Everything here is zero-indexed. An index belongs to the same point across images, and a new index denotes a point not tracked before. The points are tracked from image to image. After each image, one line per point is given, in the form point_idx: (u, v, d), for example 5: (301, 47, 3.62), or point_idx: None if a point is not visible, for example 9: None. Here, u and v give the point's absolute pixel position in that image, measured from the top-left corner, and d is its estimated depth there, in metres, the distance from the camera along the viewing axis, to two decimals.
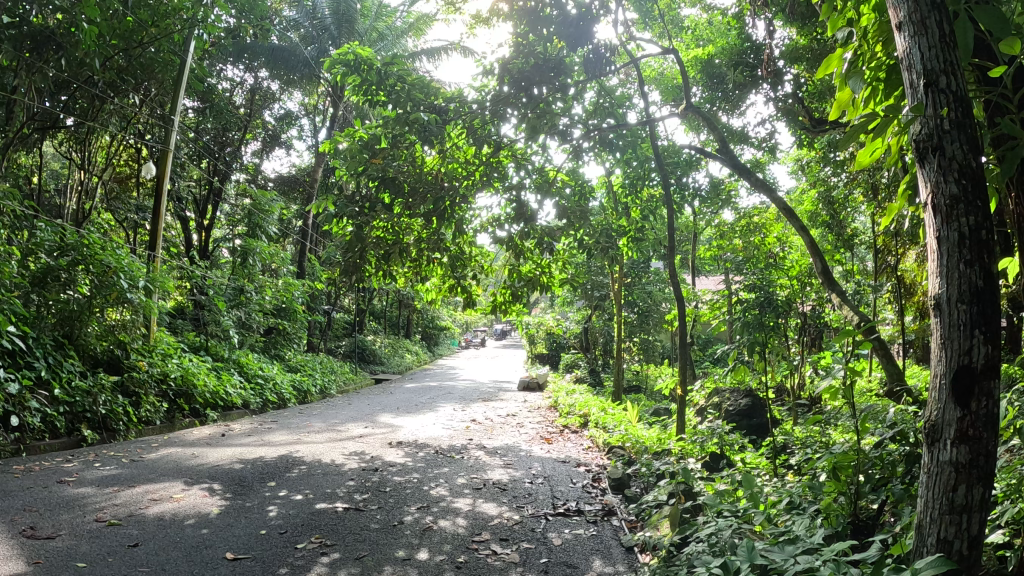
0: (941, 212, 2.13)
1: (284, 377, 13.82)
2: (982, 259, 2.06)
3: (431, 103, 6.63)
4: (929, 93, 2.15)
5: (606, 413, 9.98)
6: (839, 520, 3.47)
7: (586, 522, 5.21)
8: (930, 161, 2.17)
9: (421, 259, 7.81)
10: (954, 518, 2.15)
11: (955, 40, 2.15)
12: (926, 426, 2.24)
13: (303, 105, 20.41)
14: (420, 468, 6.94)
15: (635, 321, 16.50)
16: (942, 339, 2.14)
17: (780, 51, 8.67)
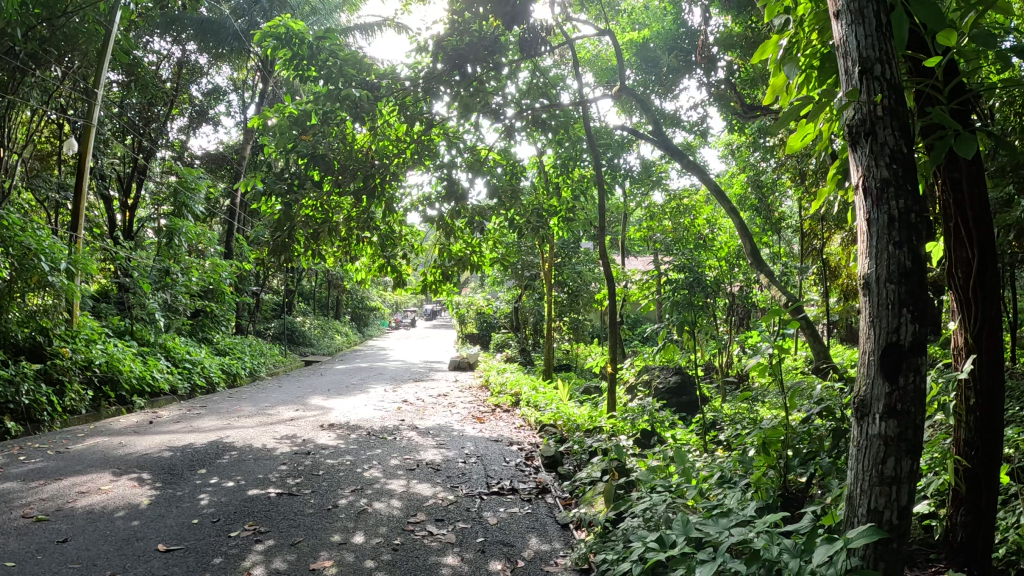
0: (872, 195, 2.20)
1: (213, 361, 13.45)
2: (912, 240, 2.14)
3: (364, 80, 6.52)
4: (865, 80, 2.21)
5: (537, 391, 10.08)
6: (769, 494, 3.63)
7: (521, 500, 5.25)
8: (863, 145, 2.24)
9: (351, 239, 7.68)
10: (885, 490, 2.25)
11: (889, 30, 2.22)
12: (856, 401, 2.32)
13: (231, 80, 19.71)
14: (353, 450, 6.87)
15: (565, 301, 16.64)
16: (870, 318, 2.22)
17: (714, 37, 8.85)
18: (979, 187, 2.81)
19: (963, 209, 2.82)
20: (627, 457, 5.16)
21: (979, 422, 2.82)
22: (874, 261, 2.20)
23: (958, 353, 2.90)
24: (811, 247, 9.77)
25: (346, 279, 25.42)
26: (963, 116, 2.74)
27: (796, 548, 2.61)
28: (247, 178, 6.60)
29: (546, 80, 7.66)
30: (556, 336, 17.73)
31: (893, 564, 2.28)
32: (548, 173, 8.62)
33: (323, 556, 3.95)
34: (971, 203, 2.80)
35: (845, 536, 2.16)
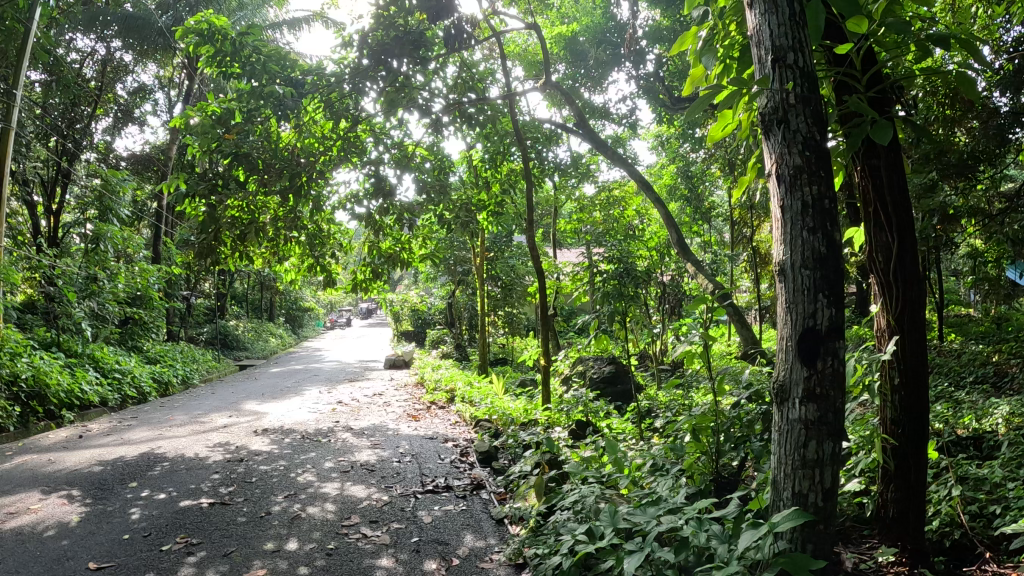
0: (785, 181, 2.25)
1: (144, 371, 13.00)
2: (824, 227, 2.21)
3: (288, 77, 6.40)
4: (778, 70, 2.26)
5: (472, 387, 10.07)
6: (700, 479, 3.68)
7: (455, 497, 5.22)
8: (775, 132, 2.29)
9: (278, 239, 7.54)
10: (809, 473, 2.30)
11: (801, 19, 2.27)
12: (776, 387, 2.38)
13: (158, 78, 19.07)
14: (287, 455, 6.74)
15: (500, 296, 16.68)
16: (787, 304, 2.28)
17: (643, 31, 8.99)
18: (896, 174, 2.91)
19: (882, 195, 2.92)
20: (560, 449, 5.19)
21: (905, 401, 2.91)
22: (789, 247, 2.26)
23: (881, 334, 3.00)
24: (743, 236, 10.00)
25: (280, 281, 24.93)
26: (881, 105, 2.83)
27: (725, 534, 2.63)
28: (170, 179, 6.37)
29: (475, 74, 7.64)
30: (492, 331, 17.76)
31: (820, 545, 2.34)
32: (478, 168, 8.61)
33: (256, 566, 3.86)
34: (890, 189, 2.90)
35: (771, 520, 2.20)
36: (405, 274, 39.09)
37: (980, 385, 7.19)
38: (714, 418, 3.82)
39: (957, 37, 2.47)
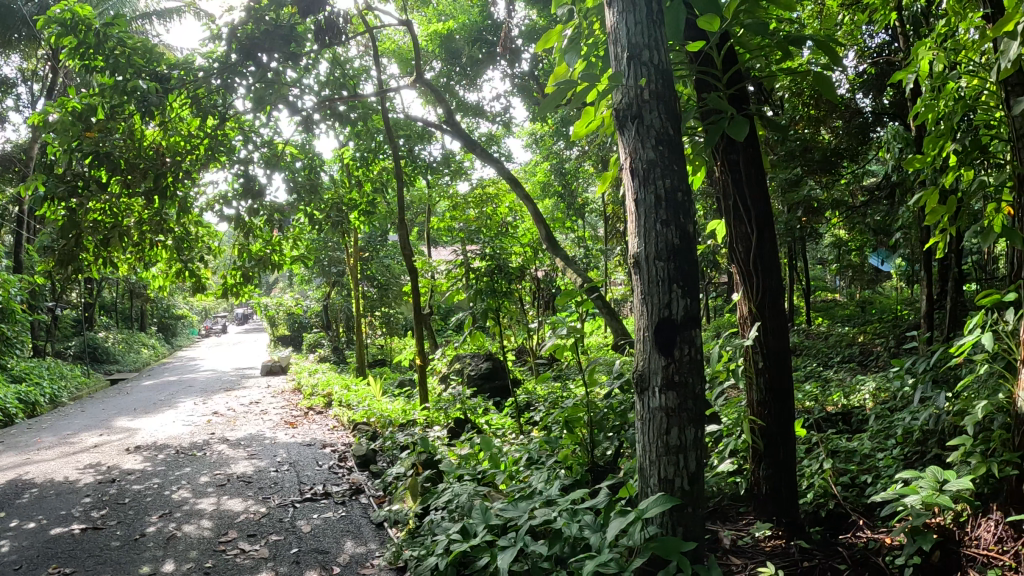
0: (639, 176, 2.34)
1: (5, 390, 12.01)
2: (676, 220, 2.32)
3: (154, 71, 6.03)
4: (633, 68, 2.34)
5: (351, 390, 9.93)
6: (577, 470, 3.75)
7: (334, 504, 5.13)
8: (630, 129, 2.37)
9: (144, 243, 7.16)
10: (671, 459, 2.40)
11: (657, 18, 2.35)
12: (636, 376, 2.46)
13: (16, 70, 17.70)
14: (161, 472, 6.42)
15: (375, 295, 16.19)
16: (643, 295, 2.37)
17: (519, 30, 9.11)
18: (755, 167, 3.06)
19: (741, 189, 3.06)
20: (440, 448, 5.18)
21: (769, 383, 3.06)
22: (644, 241, 2.35)
23: (744, 321, 3.15)
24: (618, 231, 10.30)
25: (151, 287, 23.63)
26: (741, 101, 2.96)
27: (597, 523, 2.70)
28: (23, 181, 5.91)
29: (348, 70, 7.53)
30: (370, 333, 17.49)
31: (689, 528, 2.42)
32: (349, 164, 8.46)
33: None
34: (749, 182, 3.05)
35: (639, 507, 2.28)
36: (280, 275, 37.79)
37: (843, 366, 7.73)
38: (587, 408, 3.93)
39: (808, 36, 2.60)
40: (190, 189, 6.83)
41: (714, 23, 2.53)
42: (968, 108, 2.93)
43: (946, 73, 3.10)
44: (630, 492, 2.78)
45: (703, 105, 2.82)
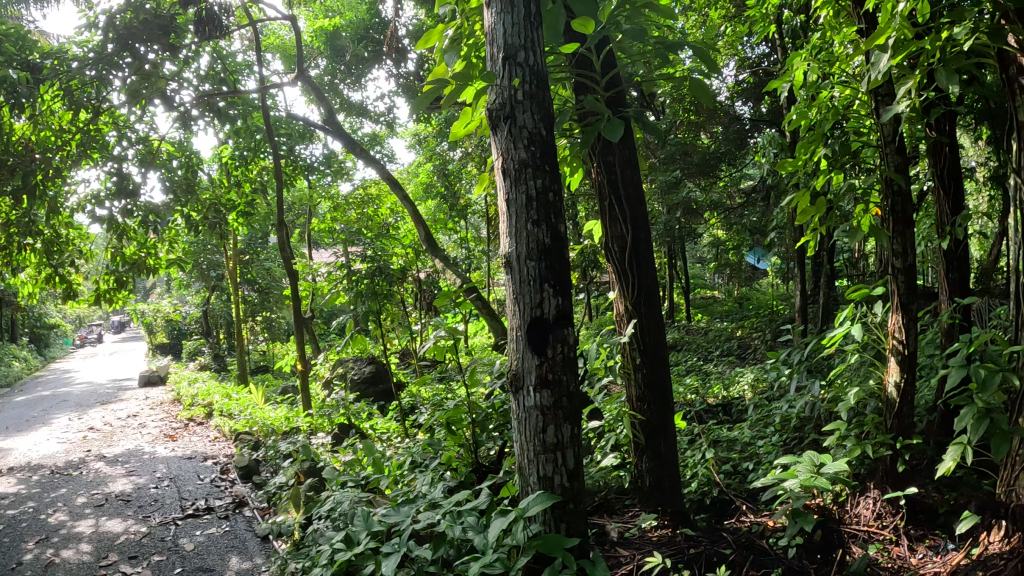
0: (511, 174, 2.40)
1: None
2: (547, 220, 2.39)
3: (27, 60, 5.81)
4: (507, 68, 2.38)
5: (234, 397, 9.07)
6: (460, 472, 3.65)
7: (218, 519, 4.65)
8: (502, 128, 2.41)
9: (9, 246, 6.71)
10: (550, 456, 2.47)
11: (532, 21, 2.41)
12: (510, 376, 2.51)
13: None
14: (42, 484, 5.87)
15: (257, 300, 14.21)
16: (515, 295, 2.43)
17: (408, 29, 9.04)
18: (629, 169, 3.13)
19: (617, 190, 3.11)
20: (320, 455, 4.88)
21: (646, 378, 3.13)
22: (516, 241, 2.41)
23: (620, 318, 3.20)
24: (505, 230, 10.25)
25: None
26: (617, 104, 3.03)
27: (481, 524, 2.61)
28: None
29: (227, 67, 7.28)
30: (252, 339, 16.14)
31: (572, 522, 2.51)
32: (227, 165, 8.02)
33: None
34: (624, 184, 3.11)
35: (520, 507, 2.36)
36: (151, 281, 35.89)
37: (723, 359, 8.16)
38: (470, 408, 3.79)
39: (685, 44, 2.71)
40: (60, 190, 6.49)
41: (588, 26, 2.53)
42: (837, 115, 3.08)
43: (818, 83, 3.23)
44: (511, 491, 2.82)
45: (581, 107, 2.89)
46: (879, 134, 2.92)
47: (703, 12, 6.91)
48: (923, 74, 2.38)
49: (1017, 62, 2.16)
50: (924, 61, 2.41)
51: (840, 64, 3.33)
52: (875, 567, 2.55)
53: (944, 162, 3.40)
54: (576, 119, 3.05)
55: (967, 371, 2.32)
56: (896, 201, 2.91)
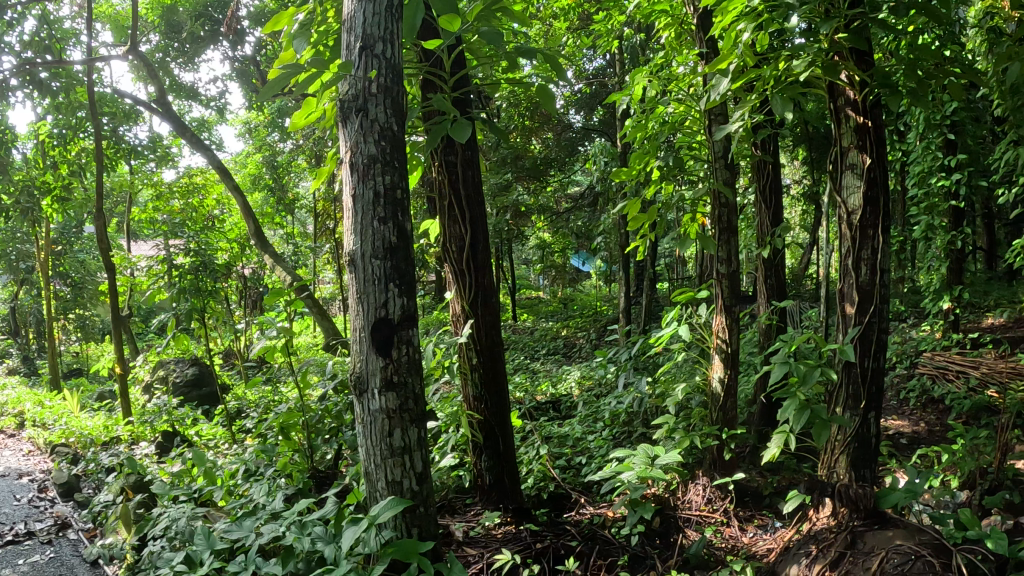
0: (357, 170, 2.00)
1: None
2: (395, 217, 2.04)
3: None
4: (363, 59, 1.98)
5: (41, 407, 7.87)
6: (295, 478, 3.10)
7: (38, 544, 3.97)
8: (351, 120, 2.01)
9: None
10: (397, 460, 2.12)
11: (395, 12, 2.02)
12: (347, 378, 2.13)
13: None
14: None
15: (70, 297, 12.32)
16: (355, 295, 2.05)
17: (246, 10, 8.40)
18: (472, 171, 2.86)
19: (457, 189, 2.84)
20: (145, 467, 4.24)
21: (484, 377, 2.95)
22: (357, 237, 2.03)
23: (456, 319, 2.98)
24: (326, 228, 9.79)
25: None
26: (464, 106, 2.78)
27: (331, 533, 2.21)
28: None
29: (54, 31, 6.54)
30: (58, 338, 14.17)
31: (423, 528, 2.22)
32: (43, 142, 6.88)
33: None
34: (464, 183, 2.85)
35: (369, 515, 1.97)
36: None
37: (549, 358, 8.52)
38: (304, 410, 3.28)
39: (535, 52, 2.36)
40: None
41: (452, 23, 2.14)
42: (672, 130, 3.19)
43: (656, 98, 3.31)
44: (357, 499, 2.46)
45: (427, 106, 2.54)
46: (709, 151, 3.14)
47: (549, 22, 7.05)
48: (760, 98, 2.51)
49: (845, 95, 2.34)
50: (763, 87, 2.51)
51: (680, 83, 3.43)
52: (710, 547, 2.66)
53: (765, 178, 3.89)
54: (422, 115, 2.79)
55: (789, 366, 2.32)
56: (722, 212, 3.15)
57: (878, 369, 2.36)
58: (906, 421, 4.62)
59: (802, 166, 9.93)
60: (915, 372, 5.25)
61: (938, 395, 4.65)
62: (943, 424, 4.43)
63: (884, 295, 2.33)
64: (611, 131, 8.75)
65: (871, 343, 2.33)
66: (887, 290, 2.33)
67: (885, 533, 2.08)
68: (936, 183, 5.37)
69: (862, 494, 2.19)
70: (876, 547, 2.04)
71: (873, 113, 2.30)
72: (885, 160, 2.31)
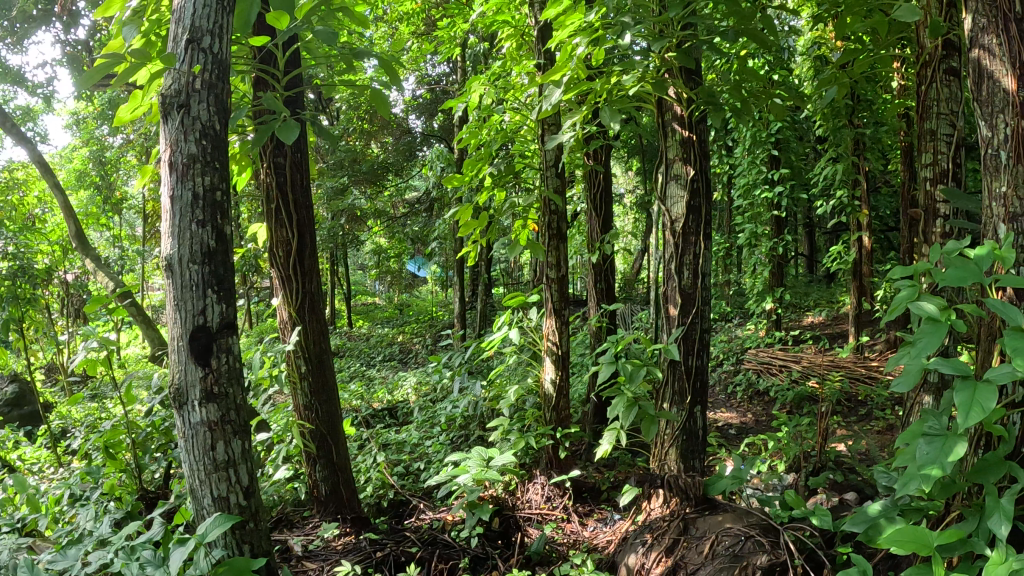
0: (175, 170, 1.71)
1: None
2: (215, 220, 1.77)
3: None
4: (187, 49, 1.69)
5: None
6: (127, 501, 2.82)
7: None
8: (171, 118, 1.71)
9: None
10: (223, 475, 1.85)
11: (226, 1, 1.75)
12: (160, 390, 1.82)
13: None
14: None
15: None
16: (168, 302, 1.75)
17: None
18: (300, 174, 2.66)
19: (284, 192, 2.62)
20: None
21: (313, 385, 2.75)
22: (173, 241, 1.73)
23: (282, 326, 2.74)
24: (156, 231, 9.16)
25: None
26: (295, 106, 2.61)
27: (161, 556, 1.91)
28: None
29: None
30: None
31: (253, 545, 1.98)
32: None
33: None
34: (292, 187, 2.63)
35: (196, 534, 1.73)
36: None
37: (385, 364, 8.50)
38: (128, 427, 2.98)
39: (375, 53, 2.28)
40: None
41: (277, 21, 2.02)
42: (506, 138, 3.21)
43: (491, 107, 3.36)
44: (185, 518, 2.24)
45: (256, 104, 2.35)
46: (542, 158, 3.24)
47: (394, 25, 6.96)
48: (590, 110, 2.47)
49: (672, 110, 2.44)
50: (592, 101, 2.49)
51: (515, 92, 3.43)
52: (552, 543, 2.70)
53: (597, 186, 4.05)
54: (251, 114, 2.54)
55: (616, 366, 2.48)
56: (553, 219, 3.25)
57: (700, 366, 2.48)
58: (734, 413, 4.99)
59: (631, 176, 10.55)
60: (740, 368, 5.74)
61: (764, 387, 5.14)
62: (769, 414, 4.86)
63: (704, 297, 2.47)
64: (448, 137, 8.73)
65: (695, 342, 2.45)
66: (707, 292, 2.48)
67: (715, 519, 2.22)
68: (762, 195, 5.87)
69: (693, 483, 2.34)
70: (708, 532, 2.18)
71: (697, 127, 2.42)
72: (706, 173, 2.44)
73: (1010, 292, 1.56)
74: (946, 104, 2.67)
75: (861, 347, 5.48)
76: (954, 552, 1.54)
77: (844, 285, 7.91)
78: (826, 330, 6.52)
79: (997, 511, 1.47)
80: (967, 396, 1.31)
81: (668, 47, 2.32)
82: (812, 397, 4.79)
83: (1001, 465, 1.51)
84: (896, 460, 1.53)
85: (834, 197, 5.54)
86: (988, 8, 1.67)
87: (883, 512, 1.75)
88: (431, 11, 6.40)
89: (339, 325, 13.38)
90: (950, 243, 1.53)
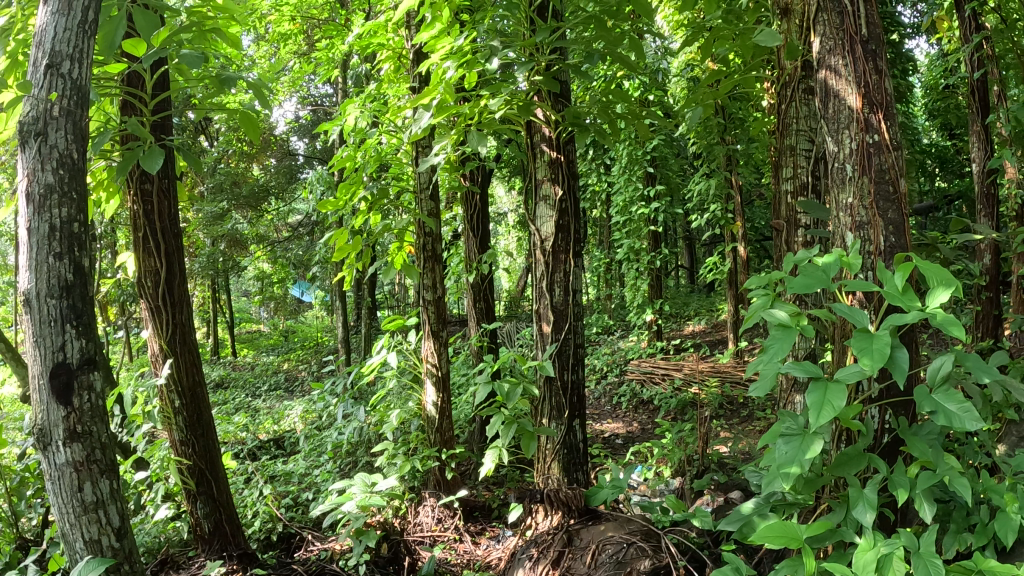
0: (30, 202, 1.63)
1: None
2: (74, 252, 1.69)
3: None
4: (46, 75, 1.63)
5: None
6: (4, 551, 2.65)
7: None
8: (29, 147, 1.64)
9: None
10: (93, 516, 1.77)
11: (89, 26, 1.69)
12: (24, 431, 1.72)
13: None
14: None
15: None
16: (25, 339, 1.66)
17: None
18: (168, 201, 2.59)
19: (152, 221, 2.53)
20: None
21: (189, 420, 2.65)
22: (30, 276, 1.64)
23: (153, 359, 2.63)
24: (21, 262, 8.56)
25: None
26: (163, 132, 2.55)
27: None
28: None
29: None
30: None
31: None
32: None
33: None
34: (160, 215, 2.55)
35: None
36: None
37: (270, 394, 8.26)
38: None
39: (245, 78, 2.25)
40: None
41: (139, 48, 2.05)
42: (379, 162, 3.24)
43: (366, 129, 3.37)
44: (60, 563, 2.15)
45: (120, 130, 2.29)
46: (416, 181, 3.27)
47: (276, 45, 6.86)
48: (460, 134, 2.52)
49: (541, 132, 2.52)
50: (463, 123, 2.55)
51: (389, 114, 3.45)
52: (445, 565, 2.71)
53: (473, 207, 4.16)
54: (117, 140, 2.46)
55: (494, 386, 2.51)
56: (427, 241, 3.26)
57: (576, 381, 2.56)
58: (621, 422, 5.15)
59: (517, 196, 10.78)
60: (624, 379, 5.94)
61: (648, 396, 5.33)
62: (653, 422, 5.04)
63: (575, 313, 2.56)
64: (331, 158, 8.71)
65: (569, 357, 2.53)
66: (578, 309, 2.56)
67: (597, 528, 2.27)
68: (640, 211, 6.16)
69: (574, 496, 2.39)
70: (591, 541, 2.23)
71: (565, 149, 2.51)
72: (573, 193, 2.54)
73: (859, 296, 1.69)
74: (805, 121, 2.91)
75: (739, 352, 5.78)
76: (824, 543, 1.63)
77: (720, 294, 8.32)
78: (707, 337, 6.82)
79: (861, 501, 1.57)
80: (820, 396, 1.40)
81: (536, 71, 2.39)
82: (694, 403, 5.01)
83: (860, 457, 1.61)
84: (763, 460, 1.62)
85: (709, 211, 5.86)
86: (835, 31, 1.79)
87: (756, 510, 1.82)
88: (310, 31, 6.36)
89: (223, 356, 12.93)
90: (801, 252, 1.64)
